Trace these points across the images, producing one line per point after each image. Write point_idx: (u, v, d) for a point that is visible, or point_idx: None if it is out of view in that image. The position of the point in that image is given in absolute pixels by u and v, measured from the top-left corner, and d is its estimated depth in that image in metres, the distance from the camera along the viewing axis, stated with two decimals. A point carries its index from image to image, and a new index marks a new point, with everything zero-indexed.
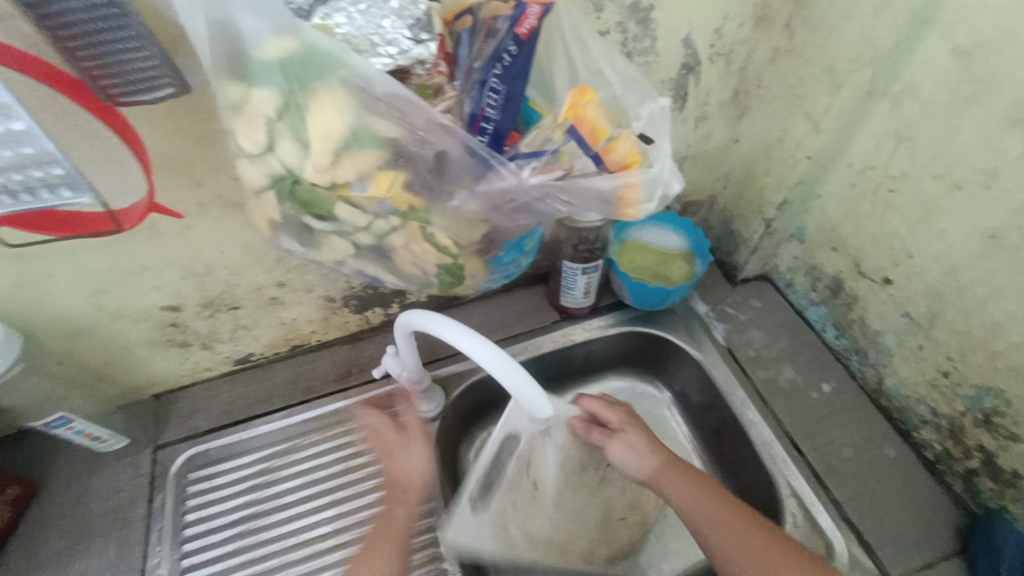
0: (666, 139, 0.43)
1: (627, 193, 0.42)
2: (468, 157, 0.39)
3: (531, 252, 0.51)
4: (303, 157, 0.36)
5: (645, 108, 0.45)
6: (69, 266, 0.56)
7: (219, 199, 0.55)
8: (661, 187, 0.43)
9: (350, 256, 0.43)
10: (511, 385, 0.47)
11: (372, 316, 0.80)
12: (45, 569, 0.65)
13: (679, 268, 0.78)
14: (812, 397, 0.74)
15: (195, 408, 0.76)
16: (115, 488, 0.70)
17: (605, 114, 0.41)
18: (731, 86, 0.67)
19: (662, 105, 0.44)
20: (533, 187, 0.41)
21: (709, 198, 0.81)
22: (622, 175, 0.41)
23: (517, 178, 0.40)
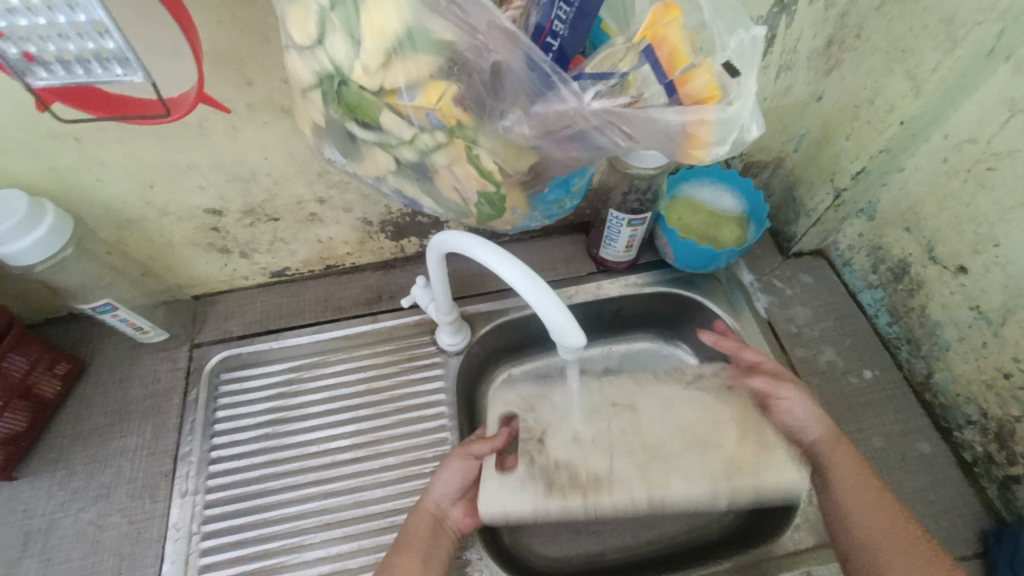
0: (755, 74, 0.36)
1: (695, 131, 0.36)
2: (526, 72, 0.35)
3: (577, 194, 0.46)
4: (353, 54, 0.34)
5: (733, 37, 0.36)
6: (118, 155, 0.56)
7: (267, 102, 0.54)
8: (739, 131, 0.36)
9: (389, 173, 0.42)
10: (555, 326, 0.44)
11: (407, 245, 0.80)
12: (90, 440, 0.70)
13: (730, 231, 0.73)
14: (850, 382, 0.71)
15: (231, 313, 0.79)
16: (155, 377, 0.74)
17: (687, 36, 0.36)
18: (826, 33, 0.59)
19: (755, 33, 0.35)
20: (597, 114, 0.36)
21: (777, 160, 0.75)
22: (694, 111, 0.35)
23: (578, 101, 0.35)
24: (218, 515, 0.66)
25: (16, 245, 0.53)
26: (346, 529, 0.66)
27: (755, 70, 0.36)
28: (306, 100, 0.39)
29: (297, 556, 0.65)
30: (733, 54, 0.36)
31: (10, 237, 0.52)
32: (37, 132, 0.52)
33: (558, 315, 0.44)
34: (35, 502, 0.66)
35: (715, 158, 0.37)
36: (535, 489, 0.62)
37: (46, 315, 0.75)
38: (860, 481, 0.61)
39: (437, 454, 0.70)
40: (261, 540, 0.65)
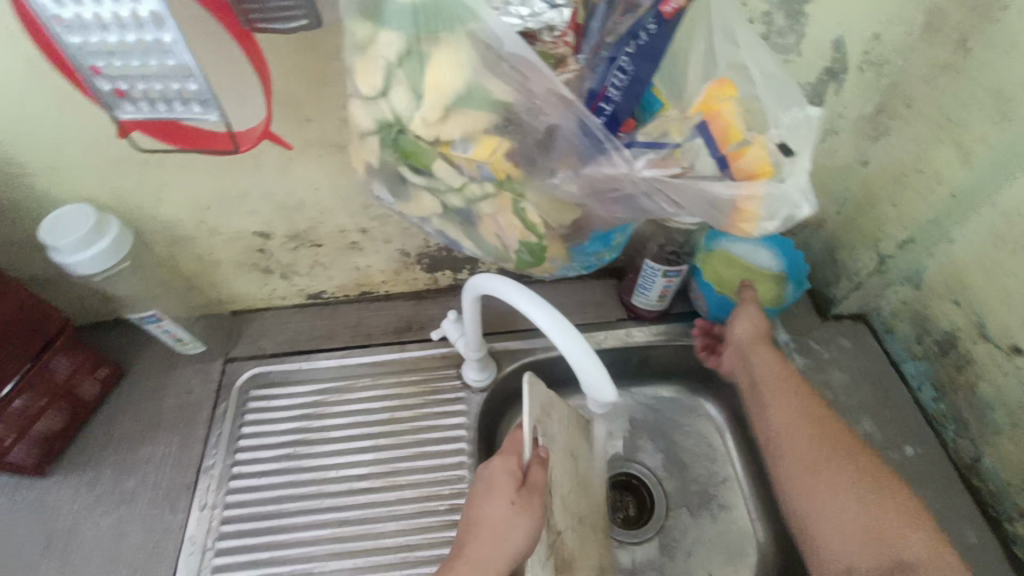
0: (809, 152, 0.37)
1: (746, 204, 0.37)
2: (580, 134, 0.36)
3: (616, 248, 0.47)
4: (414, 107, 0.35)
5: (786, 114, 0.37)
6: (180, 178, 0.59)
7: (322, 139, 0.57)
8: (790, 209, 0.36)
9: (436, 215, 0.44)
10: (586, 376, 0.44)
11: (441, 278, 0.81)
12: (119, 445, 0.72)
13: (767, 289, 0.72)
14: (889, 457, 0.67)
15: (265, 331, 0.81)
16: (188, 388, 0.77)
17: (740, 112, 0.38)
18: (874, 102, 0.59)
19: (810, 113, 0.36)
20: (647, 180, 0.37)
21: (817, 221, 0.73)
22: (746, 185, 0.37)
23: (628, 167, 0.36)
24: (233, 532, 0.67)
25: (78, 257, 0.56)
26: (356, 561, 0.65)
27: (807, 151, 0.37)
28: (363, 143, 0.41)
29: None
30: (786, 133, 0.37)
31: (75, 248, 0.56)
32: (110, 154, 0.55)
33: (589, 365, 0.44)
34: (61, 502, 0.68)
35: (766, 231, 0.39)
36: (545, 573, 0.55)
37: (93, 321, 0.78)
38: (801, 416, 0.62)
39: (453, 492, 0.69)
40: (272, 563, 0.65)
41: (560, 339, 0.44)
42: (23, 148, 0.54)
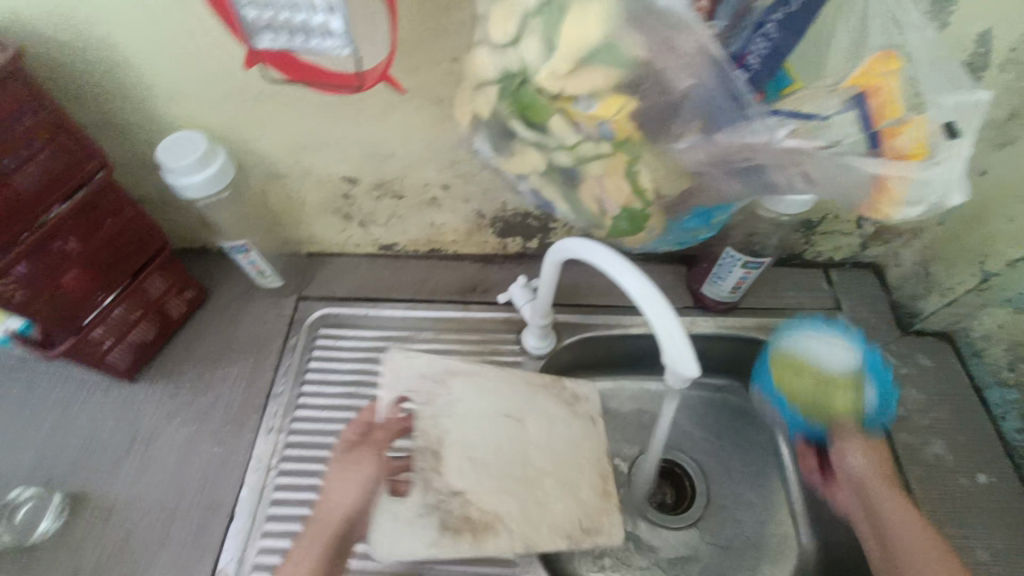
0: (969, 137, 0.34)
1: (889, 184, 0.35)
2: (721, 94, 0.35)
3: (714, 227, 0.46)
4: (544, 58, 0.35)
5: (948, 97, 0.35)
6: (285, 115, 0.62)
7: (425, 89, 0.57)
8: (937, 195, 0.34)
9: (535, 173, 0.43)
10: (670, 347, 0.44)
11: (510, 244, 0.82)
12: (198, 362, 0.77)
13: (846, 397, 0.61)
14: (959, 482, 0.64)
15: (337, 275, 0.84)
16: (263, 319, 0.81)
17: (903, 93, 0.36)
18: (1010, 105, 0.54)
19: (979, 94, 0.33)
20: (789, 151, 0.35)
21: (915, 231, 0.70)
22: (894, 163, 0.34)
23: (770, 135, 0.35)
24: (295, 456, 0.70)
25: (190, 179, 0.60)
26: None
27: (970, 142, 0.35)
28: (478, 92, 0.42)
29: None
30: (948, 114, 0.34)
31: (187, 170, 0.59)
32: (227, 84, 0.58)
33: (674, 335, 0.44)
34: (144, 405, 0.74)
35: (905, 217, 0.36)
36: (428, 528, 0.62)
37: (182, 246, 0.83)
38: (909, 512, 0.60)
39: None
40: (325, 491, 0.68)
41: (649, 307, 0.45)
42: (150, 69, 0.57)
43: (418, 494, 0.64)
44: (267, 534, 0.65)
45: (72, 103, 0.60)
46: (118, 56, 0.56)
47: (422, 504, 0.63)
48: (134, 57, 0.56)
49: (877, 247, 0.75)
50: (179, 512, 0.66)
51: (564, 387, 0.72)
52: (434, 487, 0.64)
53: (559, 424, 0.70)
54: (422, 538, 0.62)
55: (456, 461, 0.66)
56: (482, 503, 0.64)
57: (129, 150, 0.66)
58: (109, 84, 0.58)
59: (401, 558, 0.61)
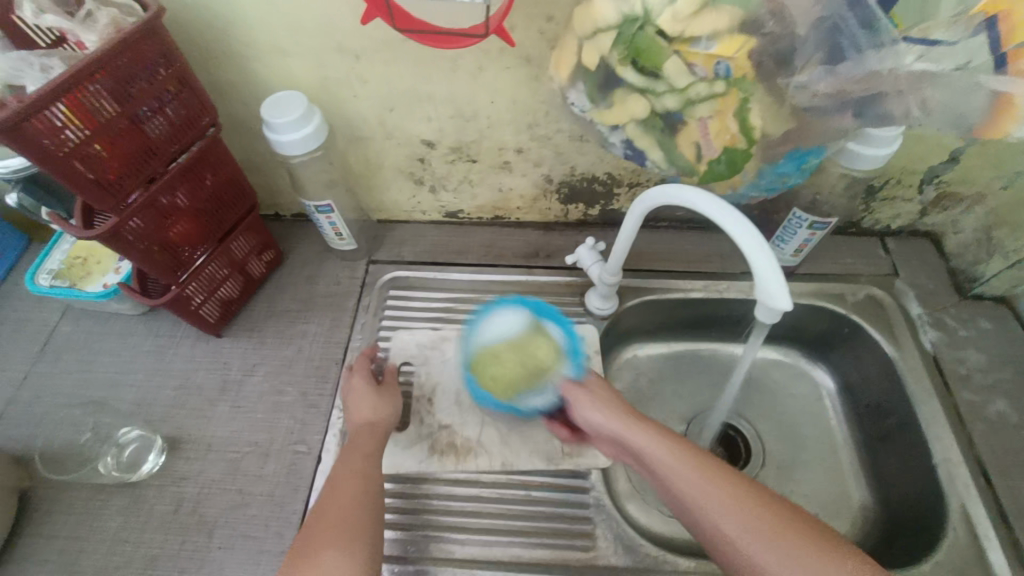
0: None
1: (1005, 105, 0.40)
2: (844, 30, 0.40)
3: (805, 172, 0.49)
4: (668, 2, 0.39)
5: None
6: (377, 75, 0.65)
7: (516, 49, 0.61)
8: None
9: (634, 121, 0.46)
10: (764, 283, 0.47)
11: (573, 211, 0.85)
12: (279, 317, 0.82)
13: (545, 353, 0.65)
14: (1022, 436, 0.66)
15: (405, 240, 0.88)
16: (336, 280, 0.85)
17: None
18: None
19: None
20: (912, 75, 0.41)
21: (978, 195, 0.72)
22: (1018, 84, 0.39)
23: (894, 62, 0.41)
24: None
25: (291, 134, 0.64)
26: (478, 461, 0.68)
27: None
28: (588, 43, 0.44)
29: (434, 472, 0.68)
30: None
31: (289, 126, 0.63)
32: (330, 44, 0.62)
33: (767, 270, 0.46)
34: (231, 356, 0.79)
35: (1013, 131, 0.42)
36: (420, 450, 0.69)
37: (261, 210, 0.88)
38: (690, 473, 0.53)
39: None
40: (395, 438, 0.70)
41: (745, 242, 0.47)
42: (263, 29, 0.62)
43: (415, 427, 0.71)
44: None
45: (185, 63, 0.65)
46: (235, 17, 0.60)
47: (414, 436, 0.70)
48: (251, 18, 0.60)
49: (937, 213, 0.77)
50: (272, 452, 0.71)
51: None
52: (426, 422, 0.71)
53: None
54: (415, 457, 0.69)
55: (445, 403, 0.73)
56: (464, 432, 0.70)
57: (230, 111, 0.71)
58: (222, 45, 0.63)
59: (391, 472, 0.67)
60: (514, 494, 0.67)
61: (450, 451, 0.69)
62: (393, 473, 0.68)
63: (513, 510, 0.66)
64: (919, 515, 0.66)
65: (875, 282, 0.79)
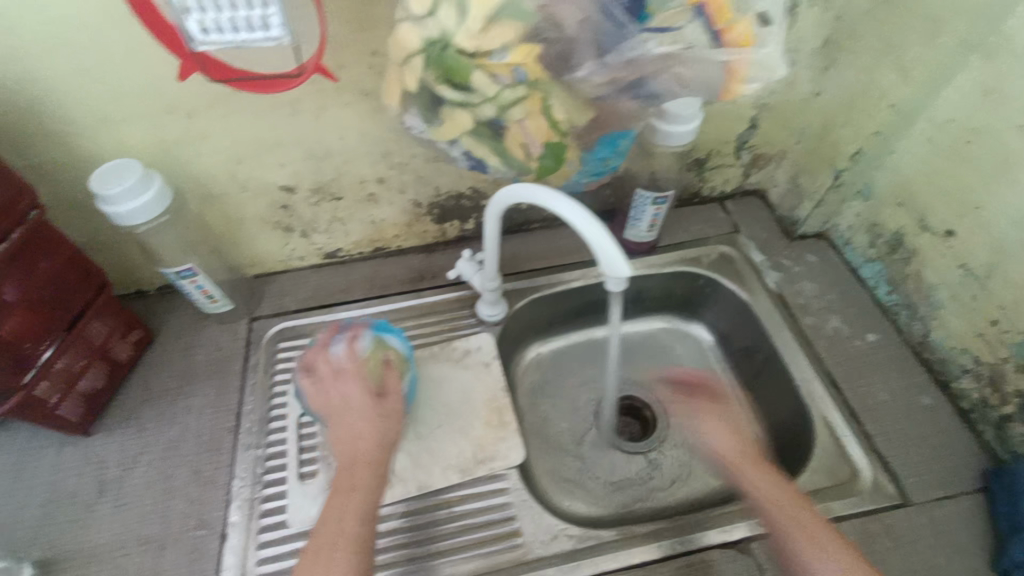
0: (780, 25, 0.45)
1: (737, 68, 0.44)
2: (604, 27, 0.42)
3: (620, 154, 0.55)
4: (459, 21, 0.42)
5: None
6: (212, 132, 0.64)
7: (349, 87, 0.63)
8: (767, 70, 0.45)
9: (465, 133, 0.50)
10: (605, 257, 0.53)
11: (450, 229, 0.88)
12: (158, 399, 0.76)
13: (389, 365, 0.69)
14: (856, 344, 0.78)
15: (287, 289, 0.86)
16: (218, 345, 0.81)
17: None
18: (822, 35, 0.67)
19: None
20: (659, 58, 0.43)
21: (781, 153, 0.85)
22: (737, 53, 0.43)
23: (644, 49, 0.42)
24: (279, 465, 0.71)
25: (128, 205, 0.60)
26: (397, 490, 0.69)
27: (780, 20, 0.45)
28: (406, 68, 0.48)
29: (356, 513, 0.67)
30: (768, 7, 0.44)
31: (125, 197, 0.60)
32: (152, 108, 0.60)
33: (605, 245, 0.52)
34: (107, 453, 0.71)
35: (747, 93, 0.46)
36: None
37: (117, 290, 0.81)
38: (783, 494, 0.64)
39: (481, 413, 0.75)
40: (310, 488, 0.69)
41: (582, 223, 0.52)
42: (73, 101, 0.58)
43: (324, 474, 0.70)
44: (265, 543, 0.65)
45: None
46: (35, 95, 0.56)
47: (326, 481, 0.69)
48: (54, 93, 0.56)
49: (756, 174, 0.90)
50: (169, 543, 0.65)
51: (453, 346, 0.81)
52: (336, 464, 0.70)
53: (455, 381, 0.78)
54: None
55: None
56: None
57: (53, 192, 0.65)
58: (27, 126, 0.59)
59: (306, 525, 0.66)
60: (437, 514, 0.68)
61: None
62: (307, 526, 0.66)
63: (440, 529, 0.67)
64: (794, 433, 0.75)
65: (722, 241, 0.89)
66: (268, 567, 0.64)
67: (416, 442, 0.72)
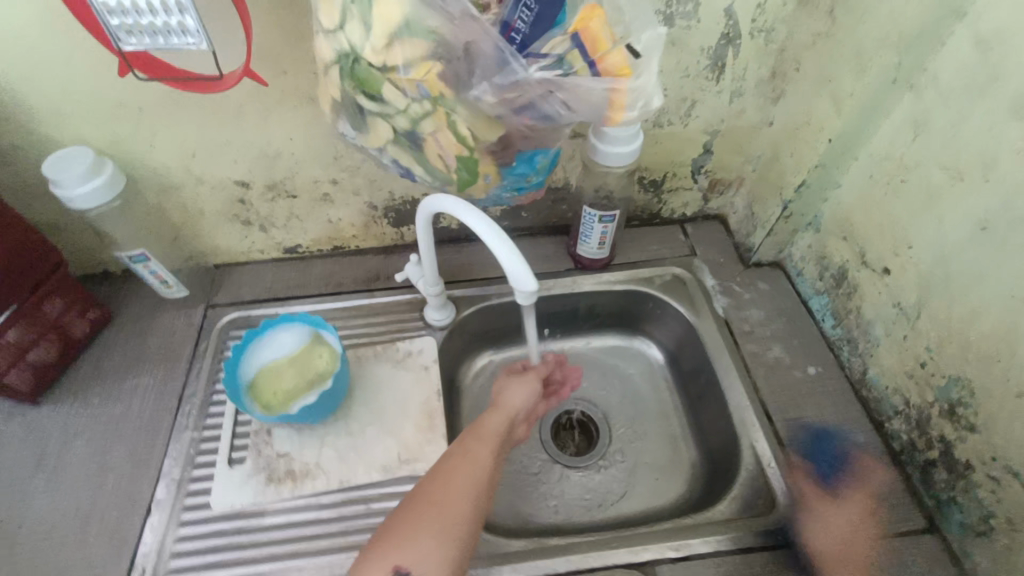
0: (655, 57, 0.47)
1: (615, 97, 0.47)
2: (492, 51, 0.45)
3: (541, 171, 0.56)
4: (365, 38, 0.44)
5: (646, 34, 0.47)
6: (168, 125, 0.68)
7: (297, 90, 0.66)
8: (644, 99, 0.48)
9: (390, 142, 0.51)
10: (513, 273, 0.54)
11: (407, 233, 0.90)
12: (107, 377, 0.79)
13: (322, 357, 0.71)
14: (795, 375, 0.77)
15: (245, 281, 0.88)
16: (171, 330, 0.83)
17: (607, 28, 0.46)
18: (769, 66, 0.70)
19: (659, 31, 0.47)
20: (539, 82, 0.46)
21: (738, 179, 0.86)
22: (613, 82, 0.47)
23: (525, 72, 0.46)
24: (211, 449, 0.73)
25: (76, 189, 0.63)
26: (319, 485, 0.70)
27: (657, 54, 0.48)
28: (328, 79, 0.50)
29: (277, 503, 0.69)
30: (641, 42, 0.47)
31: (74, 182, 0.63)
32: (111, 99, 0.64)
33: (514, 262, 0.54)
34: (51, 425, 0.74)
35: (629, 121, 0.50)
36: (256, 482, 0.70)
37: (85, 271, 0.85)
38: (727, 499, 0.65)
39: (413, 416, 0.76)
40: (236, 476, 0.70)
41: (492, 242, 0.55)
42: (35, 91, 0.62)
43: (251, 460, 0.71)
44: (185, 523, 0.67)
45: None
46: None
47: (253, 468, 0.71)
48: (20, 80, 0.61)
49: (716, 198, 0.90)
50: (95, 517, 0.68)
51: (395, 347, 0.82)
52: (264, 453, 0.72)
53: (391, 381, 0.79)
54: (250, 490, 0.69)
55: (283, 431, 0.74)
56: (303, 458, 0.72)
57: (21, 175, 0.70)
58: None
59: (226, 510, 0.68)
60: (355, 509, 0.69)
61: (284, 476, 0.70)
62: (228, 511, 0.68)
63: (354, 525, 0.67)
64: (724, 460, 0.75)
65: (678, 262, 0.89)
66: (184, 548, 0.65)
67: (344, 438, 0.74)
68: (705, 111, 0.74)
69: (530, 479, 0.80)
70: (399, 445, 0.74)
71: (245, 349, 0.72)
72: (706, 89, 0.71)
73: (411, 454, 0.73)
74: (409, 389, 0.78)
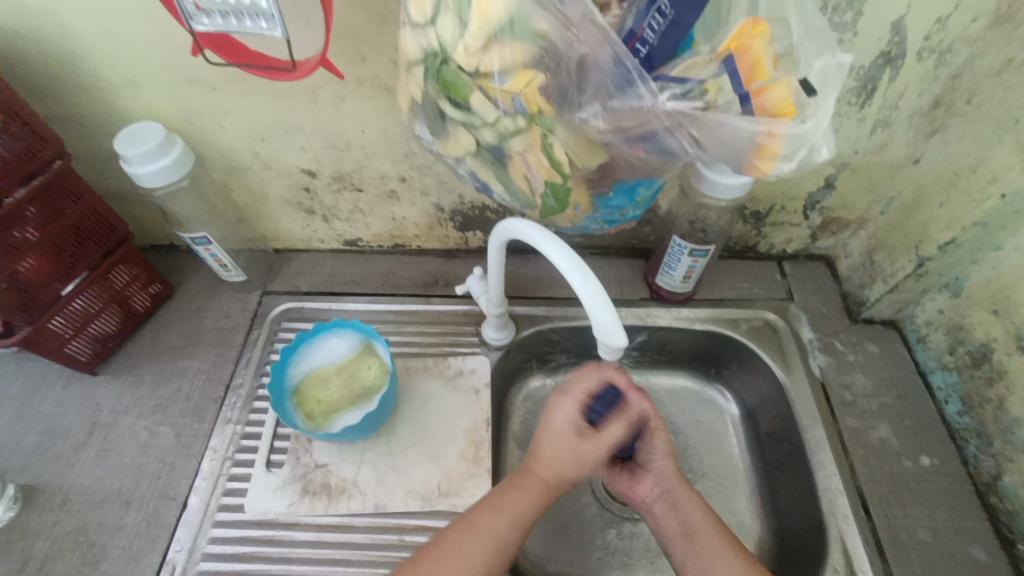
0: (831, 97, 0.37)
1: (767, 143, 0.37)
2: (611, 67, 0.38)
3: (639, 205, 0.48)
4: (458, 35, 0.37)
5: (820, 61, 0.38)
6: (242, 107, 0.64)
7: (376, 80, 0.61)
8: (808, 149, 0.38)
9: (469, 154, 0.43)
10: (599, 324, 0.46)
11: (472, 238, 0.83)
12: (161, 354, 0.78)
13: (371, 368, 0.68)
14: (902, 464, 0.65)
15: (301, 270, 0.85)
16: (227, 313, 0.82)
17: (770, 51, 0.37)
18: (930, 95, 0.58)
19: (843, 59, 0.37)
20: (666, 112, 0.38)
21: (860, 220, 0.73)
22: (768, 122, 0.37)
23: (653, 99, 0.37)
24: (251, 447, 0.70)
25: (145, 167, 0.61)
26: (352, 506, 0.66)
27: (833, 93, 0.38)
28: (409, 76, 0.43)
29: (311, 518, 0.66)
30: (814, 74, 0.38)
31: (141, 161, 0.61)
32: (185, 75, 0.61)
33: (596, 303, 0.46)
34: (106, 397, 0.74)
35: (779, 173, 0.40)
36: (291, 491, 0.67)
37: (152, 242, 0.85)
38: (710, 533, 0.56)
39: (458, 443, 0.71)
40: (270, 481, 0.67)
41: (568, 265, 0.47)
42: (114, 61, 0.60)
43: (289, 467, 0.68)
44: (218, 523, 0.65)
45: (40, 96, 0.64)
46: (83, 50, 0.59)
47: (289, 475, 0.68)
48: (104, 51, 0.59)
49: (827, 238, 0.77)
50: (134, 501, 0.67)
51: (447, 362, 0.76)
52: (302, 461, 0.69)
53: (438, 400, 0.74)
54: (284, 499, 0.66)
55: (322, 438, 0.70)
56: (341, 472, 0.68)
57: (97, 142, 0.69)
58: (76, 79, 0.62)
59: (259, 515, 0.65)
60: (388, 538, 0.64)
61: (320, 490, 0.67)
62: (259, 516, 0.65)
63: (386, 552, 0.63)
64: (799, 545, 0.64)
65: (770, 307, 0.77)
66: (214, 549, 0.64)
67: (385, 457, 0.70)
68: (837, 139, 0.63)
69: (577, 523, 0.72)
70: (439, 474, 0.68)
71: (294, 351, 0.69)
72: (845, 115, 0.60)
73: (451, 485, 0.68)
74: (458, 413, 0.73)
